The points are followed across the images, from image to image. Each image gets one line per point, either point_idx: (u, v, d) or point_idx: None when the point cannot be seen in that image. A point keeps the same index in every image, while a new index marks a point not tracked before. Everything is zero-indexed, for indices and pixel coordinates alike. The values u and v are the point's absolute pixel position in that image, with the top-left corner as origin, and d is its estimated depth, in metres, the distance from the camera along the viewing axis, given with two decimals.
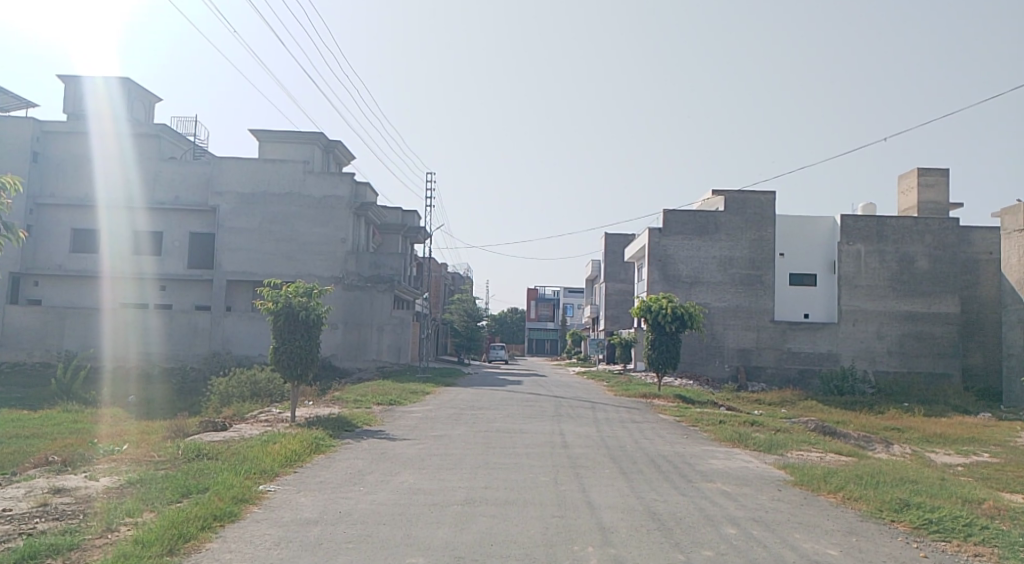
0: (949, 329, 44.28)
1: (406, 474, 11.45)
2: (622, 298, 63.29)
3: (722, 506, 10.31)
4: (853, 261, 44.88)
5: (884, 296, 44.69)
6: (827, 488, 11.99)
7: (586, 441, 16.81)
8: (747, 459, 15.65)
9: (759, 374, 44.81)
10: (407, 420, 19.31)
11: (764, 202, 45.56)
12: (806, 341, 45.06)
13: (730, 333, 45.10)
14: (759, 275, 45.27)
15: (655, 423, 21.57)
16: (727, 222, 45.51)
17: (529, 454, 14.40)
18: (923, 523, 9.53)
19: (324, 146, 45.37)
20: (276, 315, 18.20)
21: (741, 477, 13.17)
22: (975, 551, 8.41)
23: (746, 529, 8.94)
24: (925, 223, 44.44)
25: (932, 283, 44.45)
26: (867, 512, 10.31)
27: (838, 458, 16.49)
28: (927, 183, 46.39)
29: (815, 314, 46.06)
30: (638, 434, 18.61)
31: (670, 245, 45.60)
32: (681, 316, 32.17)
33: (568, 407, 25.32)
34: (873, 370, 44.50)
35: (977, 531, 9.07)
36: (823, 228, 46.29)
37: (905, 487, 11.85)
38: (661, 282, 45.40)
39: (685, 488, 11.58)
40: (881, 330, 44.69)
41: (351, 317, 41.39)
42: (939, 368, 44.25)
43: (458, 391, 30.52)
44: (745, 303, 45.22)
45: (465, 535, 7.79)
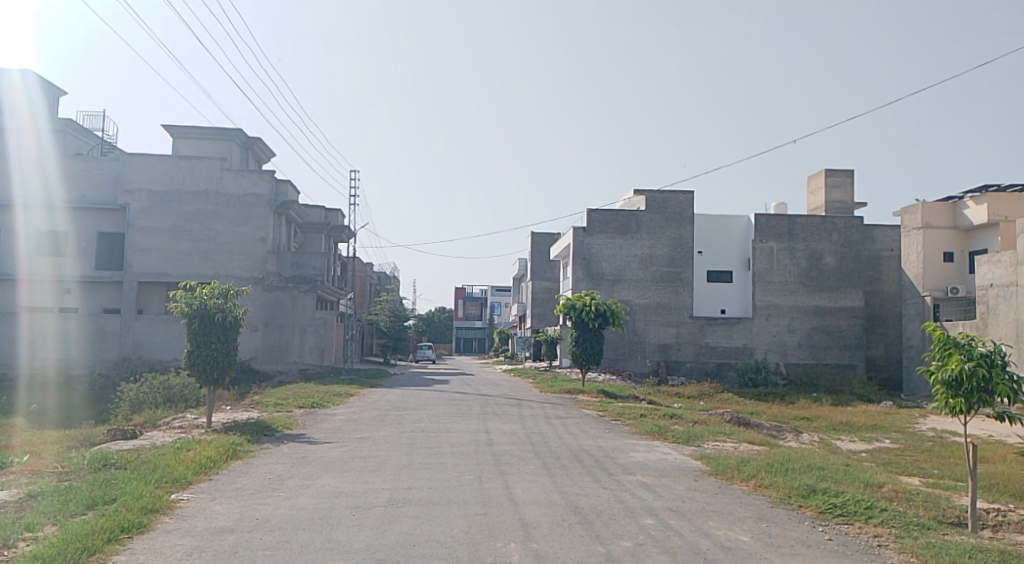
0: (854, 322, 46.49)
1: (327, 478, 11.26)
2: (549, 296, 63.90)
3: (641, 497, 10.57)
4: (766, 258, 46.59)
5: (795, 291, 46.53)
6: (740, 476, 12.46)
7: (510, 438, 16.91)
8: (666, 450, 16.11)
9: (678, 368, 46.01)
10: (329, 423, 19.03)
11: (683, 201, 46.70)
12: (722, 336, 46.48)
13: (651, 329, 46.15)
14: (678, 273, 46.41)
15: (579, 419, 21.84)
16: (649, 221, 46.50)
17: (454, 453, 14.41)
18: (828, 507, 10.01)
19: (242, 143, 43.96)
20: (190, 318, 17.60)
21: (660, 468, 13.54)
22: (875, 532, 8.90)
23: (664, 519, 9.18)
24: (831, 222, 46.61)
25: (839, 278, 46.56)
26: (777, 499, 10.74)
27: (751, 447, 17.14)
28: (834, 184, 48.66)
29: (731, 310, 47.61)
30: (563, 430, 18.87)
31: (595, 244, 46.34)
32: (604, 312, 32.67)
33: (494, 405, 25.49)
34: (785, 362, 46.23)
35: (877, 513, 9.59)
36: (738, 227, 47.95)
37: (812, 474, 12.43)
38: (585, 280, 46.09)
39: (606, 481, 11.83)
40: (792, 324, 46.51)
41: (271, 319, 40.41)
42: (845, 359, 46.37)
43: (383, 392, 30.27)
44: (665, 300, 46.30)
45: (387, 537, 7.73)
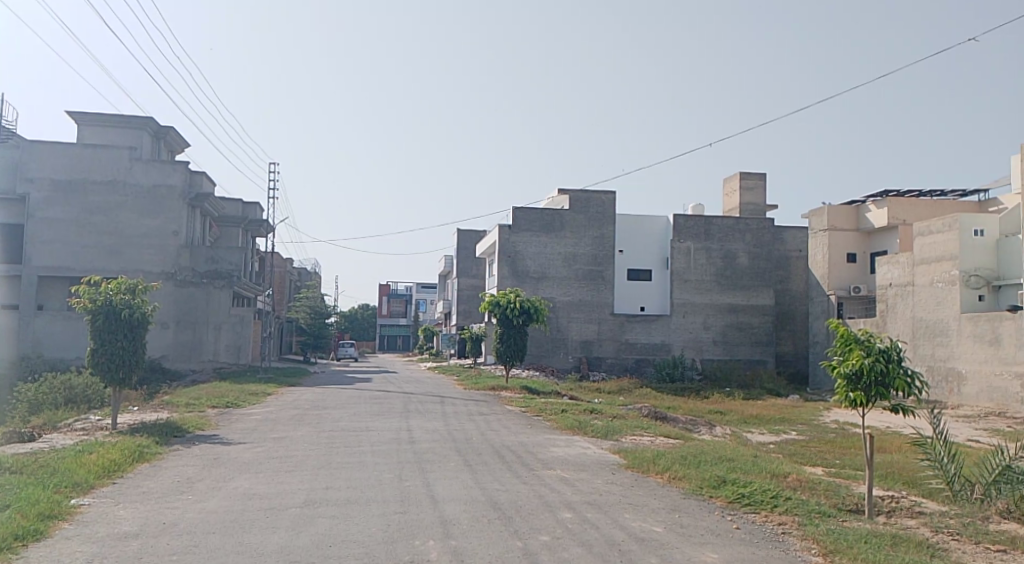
0: (765, 319, 48.31)
1: (241, 479, 10.97)
2: (474, 293, 63.89)
3: (560, 492, 10.72)
4: (684, 257, 47.90)
5: (711, 289, 48.00)
6: (656, 469, 12.79)
7: (432, 436, 16.86)
8: (585, 445, 16.39)
9: (599, 364, 46.78)
10: (243, 423, 18.53)
11: (605, 201, 47.50)
12: (641, 332, 47.52)
13: (574, 326, 46.78)
14: (600, 271, 47.16)
15: (501, 415, 21.95)
16: (572, 220, 47.10)
17: (374, 451, 14.26)
18: (737, 497, 10.40)
19: (154, 132, 42.20)
20: (94, 315, 16.82)
21: (578, 463, 13.76)
22: (779, 520, 9.30)
23: (581, 512, 9.34)
24: (745, 223, 48.31)
25: (751, 277, 48.30)
26: (689, 490, 11.08)
27: (666, 440, 17.64)
28: (747, 187, 50.42)
29: (650, 307, 48.60)
30: (484, 426, 18.93)
31: (519, 242, 46.59)
32: (528, 309, 32.89)
33: (416, 402, 25.35)
34: (700, 358, 47.65)
35: (782, 501, 10.02)
36: (657, 227, 49.03)
37: (722, 465, 12.89)
38: (510, 277, 46.28)
39: (525, 476, 11.96)
40: (707, 321, 47.97)
41: (184, 316, 39.08)
42: (756, 355, 48.15)
43: (302, 391, 29.67)
44: (587, 297, 46.99)
45: (303, 538, 7.60)
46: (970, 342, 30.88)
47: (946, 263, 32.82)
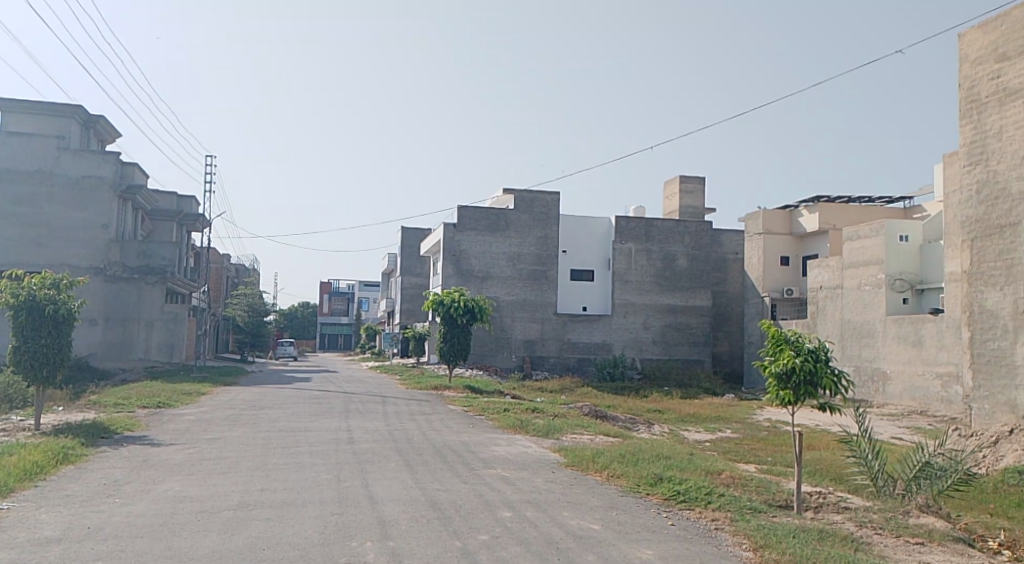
0: (703, 319, 49.36)
1: (172, 481, 10.66)
2: (417, 292, 63.43)
3: (499, 491, 10.74)
4: (625, 258, 48.57)
5: (651, 290, 48.78)
6: (595, 467, 12.94)
7: (372, 436, 16.69)
8: (526, 443, 16.47)
9: (542, 363, 47.03)
10: (177, 423, 18.01)
11: (550, 202, 47.80)
12: (584, 332, 47.98)
13: (517, 326, 46.93)
14: (544, 271, 47.41)
15: (442, 415, 21.87)
16: (516, 220, 47.24)
17: (312, 452, 14.04)
18: (673, 494, 10.60)
19: (83, 121, 40.62)
20: (16, 311, 16.11)
21: (519, 461, 13.81)
22: (713, 516, 9.53)
23: (521, 511, 9.38)
24: (685, 225, 49.28)
25: (690, 279, 49.29)
26: (627, 487, 11.25)
27: (606, 439, 17.89)
28: (688, 190, 51.41)
29: (592, 307, 49.13)
30: (426, 426, 18.83)
31: (464, 240, 46.48)
32: (472, 308, 32.84)
33: (357, 402, 25.06)
34: (640, 357, 48.40)
35: (715, 498, 10.27)
36: (600, 229, 49.59)
37: (660, 463, 13.12)
38: (454, 276, 46.11)
39: (466, 476, 11.95)
40: (647, 321, 48.73)
41: (114, 312, 37.81)
42: (694, 355, 49.17)
43: (239, 390, 29.00)
44: (530, 297, 47.18)
45: (235, 541, 7.44)
46: (894, 343, 32.13)
47: (873, 267, 34.10)
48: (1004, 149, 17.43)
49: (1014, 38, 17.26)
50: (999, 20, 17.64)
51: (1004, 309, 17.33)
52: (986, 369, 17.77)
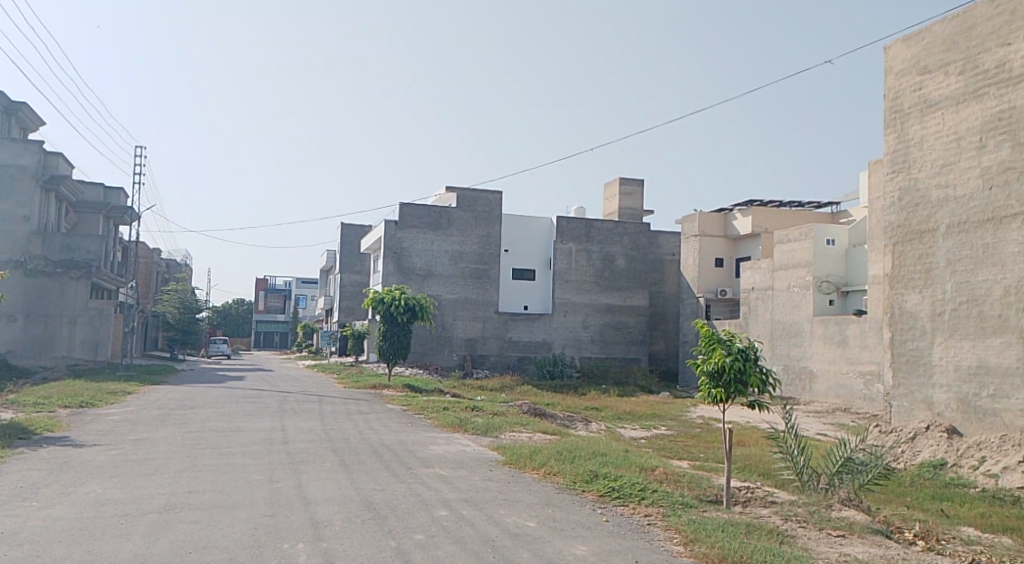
0: (640, 319, 50.19)
1: (94, 484, 10.27)
2: (356, 289, 62.64)
3: (436, 490, 10.71)
4: (566, 258, 48.96)
5: (591, 290, 49.32)
6: (532, 465, 13.03)
7: (307, 435, 16.42)
8: (465, 442, 16.46)
9: (482, 362, 47.02)
10: (102, 424, 17.35)
11: (492, 200, 47.84)
12: (524, 331, 48.19)
13: (458, 324, 46.81)
14: (485, 269, 47.40)
15: (380, 414, 21.66)
16: (459, 218, 47.10)
17: (244, 452, 13.73)
18: (608, 490, 10.76)
19: (3, 107, 38.75)
20: None
21: (457, 460, 13.79)
22: (646, 512, 9.71)
23: (457, 510, 9.37)
24: (623, 226, 49.99)
25: (629, 279, 50.06)
26: (564, 484, 11.36)
27: (544, 436, 18.03)
28: (627, 192, 52.16)
29: (532, 306, 49.55)
30: (364, 425, 18.62)
31: (406, 238, 46.08)
32: (412, 306, 32.61)
33: (293, 401, 24.60)
34: (579, 355, 48.90)
35: (649, 494, 10.47)
36: (542, 229, 49.94)
37: (596, 460, 13.29)
38: (395, 274, 45.67)
39: (403, 475, 11.88)
40: (587, 320, 49.26)
41: (35, 308, 36.26)
42: (631, 354, 49.97)
43: (168, 390, 28.11)
44: (472, 296, 47.11)
45: (160, 545, 7.23)
46: (821, 343, 33.25)
47: (802, 269, 35.22)
48: (924, 159, 18.24)
49: (935, 54, 18.06)
50: (922, 35, 18.42)
51: (923, 311, 18.12)
52: (905, 367, 18.56)
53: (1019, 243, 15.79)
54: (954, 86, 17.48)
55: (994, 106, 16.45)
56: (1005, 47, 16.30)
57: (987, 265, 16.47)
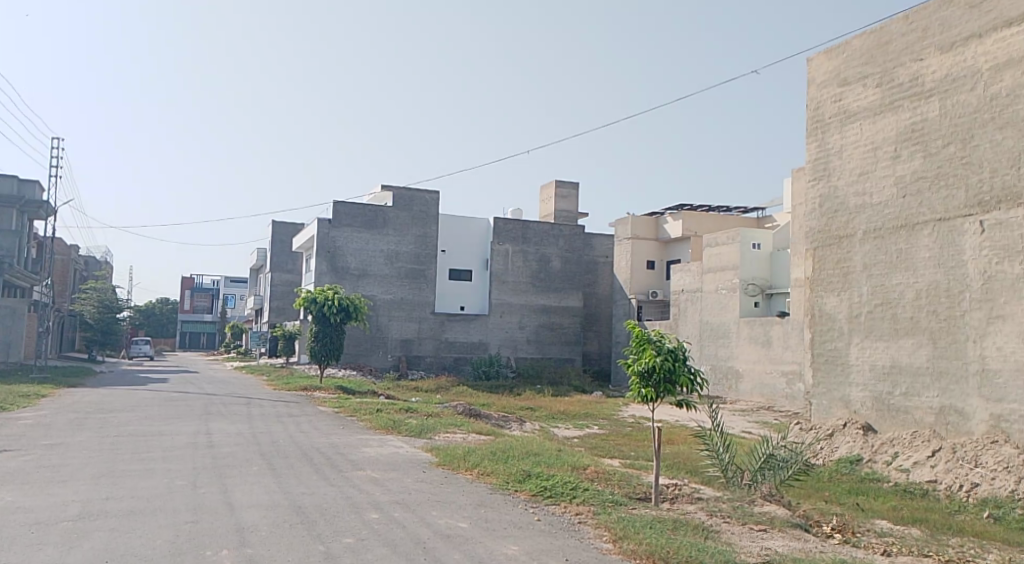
0: (574, 320, 50.74)
1: (3, 492, 9.78)
2: (288, 289, 61.39)
3: (367, 492, 10.60)
4: (502, 259, 49.09)
5: (526, 290, 49.58)
6: (465, 465, 13.03)
7: (235, 439, 16.01)
8: (398, 444, 16.33)
9: (417, 363, 46.70)
10: (15, 429, 16.52)
11: (429, 200, 47.59)
12: (460, 331, 48.10)
13: (393, 325, 46.36)
14: (421, 270, 47.11)
15: (312, 416, 21.29)
16: (394, 217, 46.67)
17: (168, 457, 13.29)
18: (540, 490, 10.84)
19: None
20: None
21: (390, 462, 13.67)
22: (577, 510, 9.84)
23: (388, 512, 9.30)
24: (559, 228, 50.46)
25: (564, 280, 50.56)
26: (496, 485, 11.39)
27: (478, 437, 18.05)
28: (562, 194, 52.68)
29: (469, 306, 49.46)
30: (295, 428, 18.26)
31: (340, 237, 45.38)
32: (345, 307, 32.15)
33: (221, 403, 23.93)
34: (514, 356, 49.09)
35: (580, 492, 10.60)
36: (479, 229, 49.89)
37: (529, 460, 13.38)
38: (328, 273, 44.92)
39: (333, 478, 11.71)
40: (522, 321, 49.48)
41: None
42: (566, 354, 50.48)
43: (87, 393, 26.98)
44: (407, 296, 46.73)
45: (75, 555, 6.95)
46: (747, 344, 34.25)
47: (729, 272, 36.23)
48: (843, 167, 19.00)
49: (854, 66, 18.85)
50: (842, 49, 19.21)
51: (841, 313, 18.88)
52: (824, 367, 19.30)
53: (929, 248, 16.61)
54: (871, 98, 18.28)
55: (908, 118, 17.27)
56: (918, 62, 17.13)
57: (901, 270, 17.26)
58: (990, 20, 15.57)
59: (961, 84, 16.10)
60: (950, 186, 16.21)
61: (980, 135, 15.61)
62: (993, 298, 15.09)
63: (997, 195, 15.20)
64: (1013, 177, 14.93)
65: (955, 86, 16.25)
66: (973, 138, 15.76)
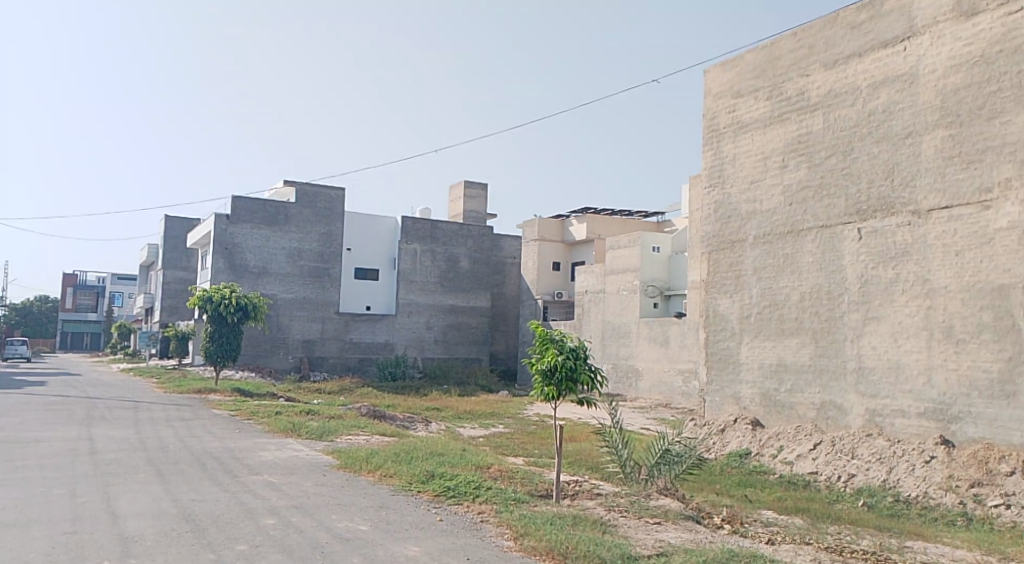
0: (481, 319, 50.94)
1: None
2: (181, 287, 58.81)
3: (263, 497, 10.33)
4: (409, 259, 48.68)
5: (434, 290, 49.36)
6: (367, 468, 12.88)
7: (121, 445, 15.20)
8: (298, 447, 15.94)
9: (320, 364, 45.72)
10: None
11: (333, 197, 46.63)
12: (365, 332, 47.42)
13: (294, 325, 45.18)
14: (325, 268, 46.12)
15: (206, 420, 20.48)
16: (297, 214, 45.48)
17: (45, 465, 12.50)
18: (443, 490, 10.85)
19: None
20: None
21: (289, 466, 13.34)
22: (479, 509, 9.90)
23: (284, 517, 9.10)
24: (467, 228, 50.53)
25: (471, 280, 50.68)
26: (399, 486, 11.32)
27: (382, 439, 17.85)
28: (470, 195, 52.79)
29: (376, 307, 48.50)
30: (189, 432, 17.54)
31: (238, 233, 43.80)
32: (244, 306, 31.09)
33: (106, 408, 22.66)
34: (421, 356, 48.80)
35: (483, 491, 10.68)
36: (386, 227, 49.19)
37: (432, 460, 13.34)
38: (226, 271, 43.32)
39: (227, 484, 11.32)
40: (429, 321, 49.23)
41: None
42: (473, 354, 50.61)
43: None
44: (310, 295, 45.65)
45: None
46: (646, 343, 35.28)
47: (630, 274, 37.25)
48: (735, 175, 19.88)
49: (746, 79, 19.75)
50: (736, 62, 20.09)
51: (732, 314, 19.75)
52: (717, 366, 20.14)
53: (813, 254, 17.61)
54: (762, 110, 19.20)
55: (795, 130, 18.23)
56: (804, 77, 18.12)
57: (787, 273, 18.22)
58: (869, 41, 16.63)
59: (843, 100, 17.15)
60: (832, 195, 17.23)
61: (858, 148, 16.68)
62: (869, 300, 16.15)
63: (873, 205, 16.27)
64: (887, 188, 16.03)
65: (837, 101, 17.29)
66: (853, 151, 16.81)
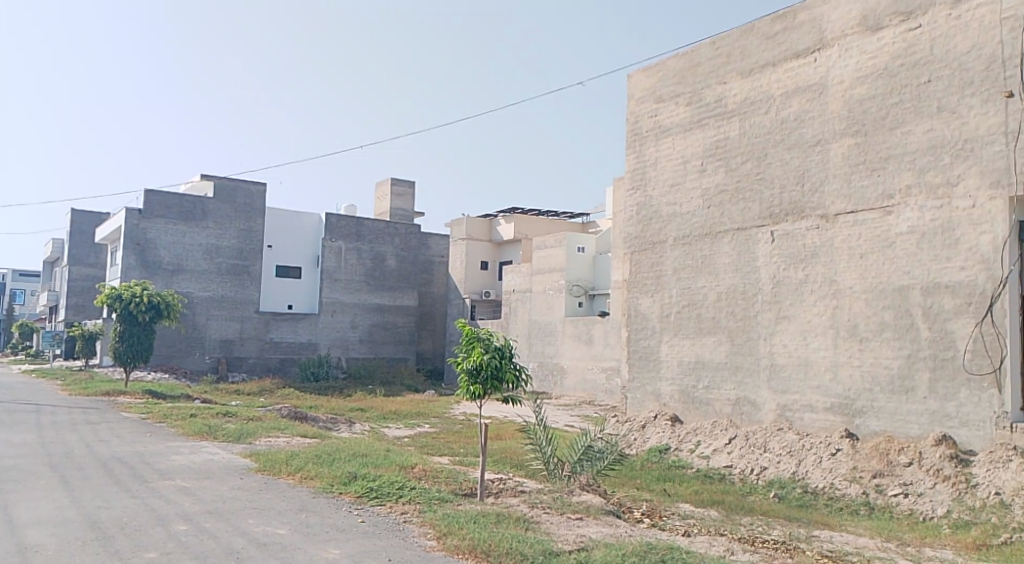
0: (408, 318, 50.54)
1: None
2: (90, 285, 56.17)
3: (176, 503, 9.98)
4: (334, 257, 47.84)
5: (359, 289, 48.67)
6: (288, 470, 12.62)
7: (22, 451, 14.42)
8: (214, 450, 15.48)
9: (239, 364, 44.46)
10: None
11: (254, 192, 45.37)
12: (287, 331, 46.38)
13: (212, 325, 43.77)
14: (244, 266, 44.87)
15: (117, 423, 19.64)
16: (215, 210, 44.07)
17: None
18: (366, 491, 10.75)
19: None
20: None
21: (205, 469, 12.94)
22: (402, 509, 9.86)
23: (199, 523, 8.83)
24: (394, 227, 50.06)
25: (398, 279, 50.24)
26: (320, 488, 11.15)
27: (303, 440, 17.50)
28: (397, 193, 52.31)
29: (297, 305, 47.52)
30: (96, 436, 16.78)
31: (152, 229, 42.13)
32: (157, 304, 29.93)
33: (5, 412, 21.46)
34: (345, 356, 48.04)
35: (407, 491, 10.63)
36: (310, 224, 48.19)
37: (355, 461, 13.19)
38: (139, 268, 41.62)
39: (137, 489, 10.90)
40: (354, 320, 48.53)
41: None
42: (399, 353, 50.16)
43: None
44: (229, 294, 44.33)
45: None
46: (571, 342, 35.72)
47: (556, 273, 37.65)
48: (657, 178, 20.36)
49: (667, 85, 20.26)
50: (658, 67, 20.57)
51: (653, 313, 20.23)
52: (639, 364, 20.58)
53: (729, 255, 18.21)
54: (683, 115, 19.72)
55: (713, 135, 18.80)
56: (722, 84, 18.72)
57: (705, 274, 18.77)
58: (782, 51, 17.31)
59: (758, 107, 17.79)
60: (747, 199, 17.86)
61: (772, 154, 17.34)
62: (781, 300, 16.81)
63: (785, 209, 16.93)
64: (798, 193, 16.72)
65: (752, 109, 17.93)
66: (767, 157, 17.47)
